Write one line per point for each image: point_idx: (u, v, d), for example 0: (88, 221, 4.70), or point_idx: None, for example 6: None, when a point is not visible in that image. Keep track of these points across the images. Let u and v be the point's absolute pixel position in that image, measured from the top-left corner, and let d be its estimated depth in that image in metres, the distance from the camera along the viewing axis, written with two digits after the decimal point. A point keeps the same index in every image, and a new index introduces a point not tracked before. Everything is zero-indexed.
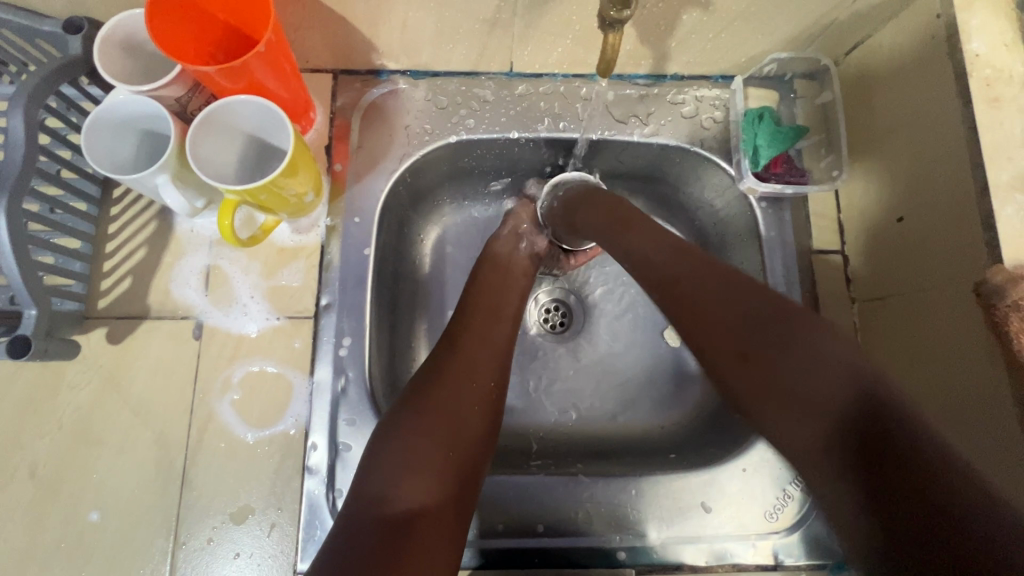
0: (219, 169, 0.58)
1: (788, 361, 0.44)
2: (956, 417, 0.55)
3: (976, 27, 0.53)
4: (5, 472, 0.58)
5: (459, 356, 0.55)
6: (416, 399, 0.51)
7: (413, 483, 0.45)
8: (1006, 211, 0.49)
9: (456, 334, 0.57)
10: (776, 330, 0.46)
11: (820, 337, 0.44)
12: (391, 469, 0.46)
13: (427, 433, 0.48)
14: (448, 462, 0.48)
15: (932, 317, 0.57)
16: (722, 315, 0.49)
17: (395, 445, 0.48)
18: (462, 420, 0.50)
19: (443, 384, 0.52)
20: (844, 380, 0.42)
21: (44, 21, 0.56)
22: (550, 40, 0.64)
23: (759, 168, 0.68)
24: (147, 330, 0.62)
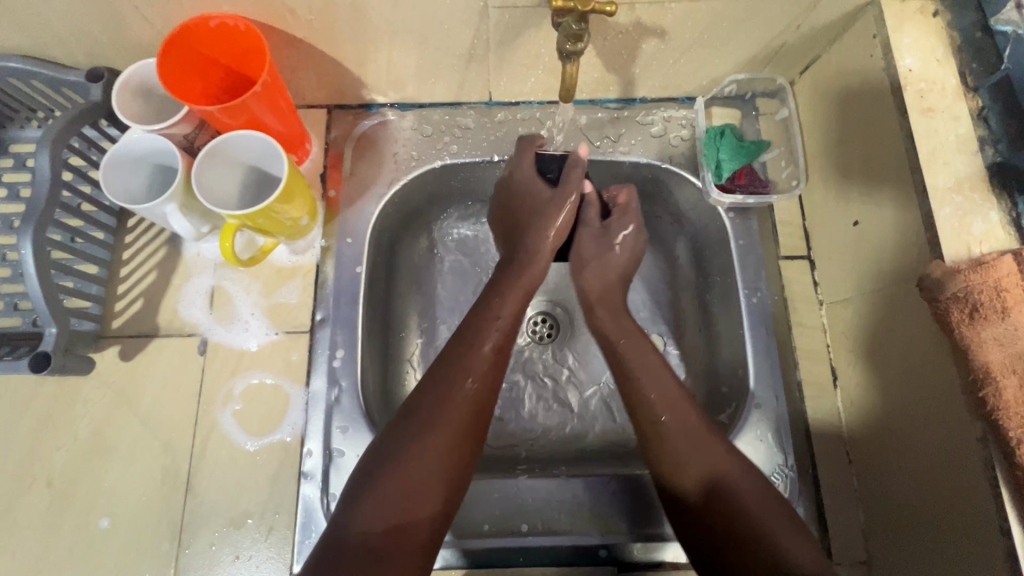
0: (222, 197, 0.64)
1: (756, 531, 0.51)
2: (912, 424, 0.57)
3: (908, 45, 0.57)
4: (24, 482, 0.63)
5: (458, 391, 0.56)
6: (410, 428, 0.53)
7: (395, 514, 0.49)
8: (944, 212, 0.52)
9: (467, 363, 0.58)
10: (707, 448, 0.56)
11: (787, 522, 0.52)
12: (382, 508, 0.49)
13: (421, 464, 0.52)
14: (428, 496, 0.51)
15: (904, 325, 0.58)
16: (684, 462, 0.55)
17: (387, 479, 0.50)
18: (448, 452, 0.53)
19: (434, 414, 0.54)
20: (793, 555, 0.49)
21: (69, 73, 0.62)
22: (523, 72, 0.69)
23: (723, 180, 0.73)
24: (156, 347, 0.67)
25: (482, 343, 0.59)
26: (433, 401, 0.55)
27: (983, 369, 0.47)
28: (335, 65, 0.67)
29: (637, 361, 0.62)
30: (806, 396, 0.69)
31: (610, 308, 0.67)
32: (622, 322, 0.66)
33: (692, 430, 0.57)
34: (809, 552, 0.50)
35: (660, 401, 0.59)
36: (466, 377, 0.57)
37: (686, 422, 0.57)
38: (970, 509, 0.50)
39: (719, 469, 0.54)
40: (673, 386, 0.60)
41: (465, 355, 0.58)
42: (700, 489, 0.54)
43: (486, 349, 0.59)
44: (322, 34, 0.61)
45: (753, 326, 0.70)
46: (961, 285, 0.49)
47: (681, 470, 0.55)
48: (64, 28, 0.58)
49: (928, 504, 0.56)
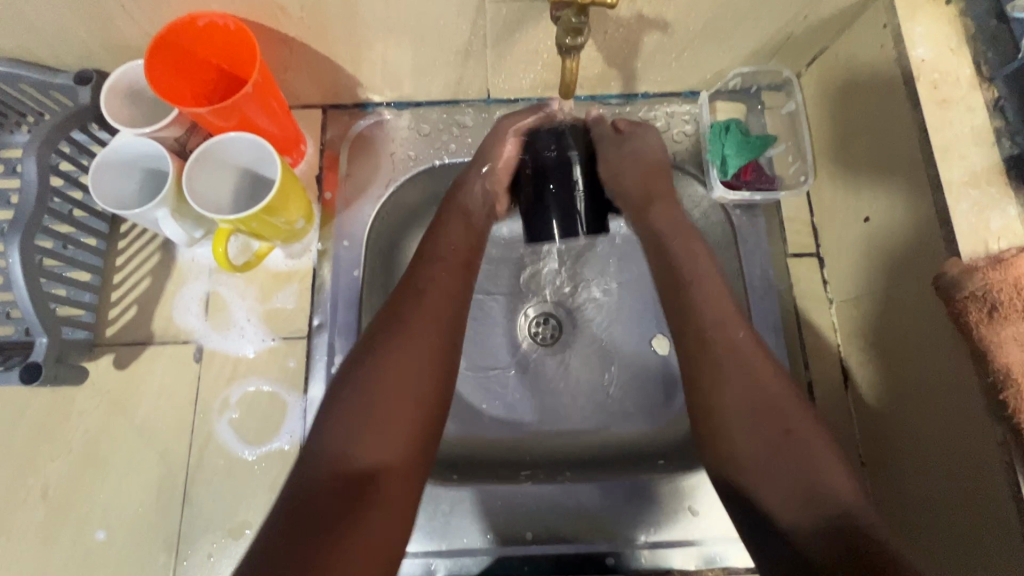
0: (215, 201, 0.63)
1: (791, 463, 0.48)
2: (927, 422, 0.56)
3: (921, 34, 0.55)
4: (18, 494, 0.62)
5: (419, 307, 0.53)
6: (375, 345, 0.50)
7: (375, 444, 0.46)
8: (960, 207, 0.50)
9: (421, 283, 0.55)
10: (752, 378, 0.52)
11: (834, 457, 0.48)
12: (352, 435, 0.46)
13: (394, 386, 0.48)
14: (406, 420, 0.47)
15: (918, 321, 0.56)
16: (732, 407, 0.51)
17: (357, 398, 0.47)
18: (419, 365, 0.50)
19: (402, 328, 0.51)
20: (834, 492, 0.46)
21: (58, 75, 0.61)
22: (520, 69, 0.67)
23: (728, 176, 0.70)
24: (151, 355, 0.66)
25: (440, 262, 0.57)
26: (391, 320, 0.52)
27: (1003, 371, 0.45)
28: (329, 64, 0.65)
29: (708, 293, 0.56)
30: (817, 398, 0.68)
31: (664, 202, 0.63)
32: (684, 235, 0.61)
33: (740, 350, 0.53)
34: (848, 487, 0.47)
35: (751, 406, 0.51)
36: (416, 295, 0.54)
37: (732, 344, 0.53)
38: (990, 515, 0.49)
39: (763, 395, 0.51)
40: (757, 355, 0.53)
41: (435, 277, 0.56)
42: (753, 463, 0.49)
43: (442, 259, 0.57)
44: (314, 32, 0.59)
45: (761, 326, 0.68)
46: (979, 283, 0.46)
47: (718, 400, 0.52)
48: (50, 30, 0.56)
49: (945, 510, 0.55)
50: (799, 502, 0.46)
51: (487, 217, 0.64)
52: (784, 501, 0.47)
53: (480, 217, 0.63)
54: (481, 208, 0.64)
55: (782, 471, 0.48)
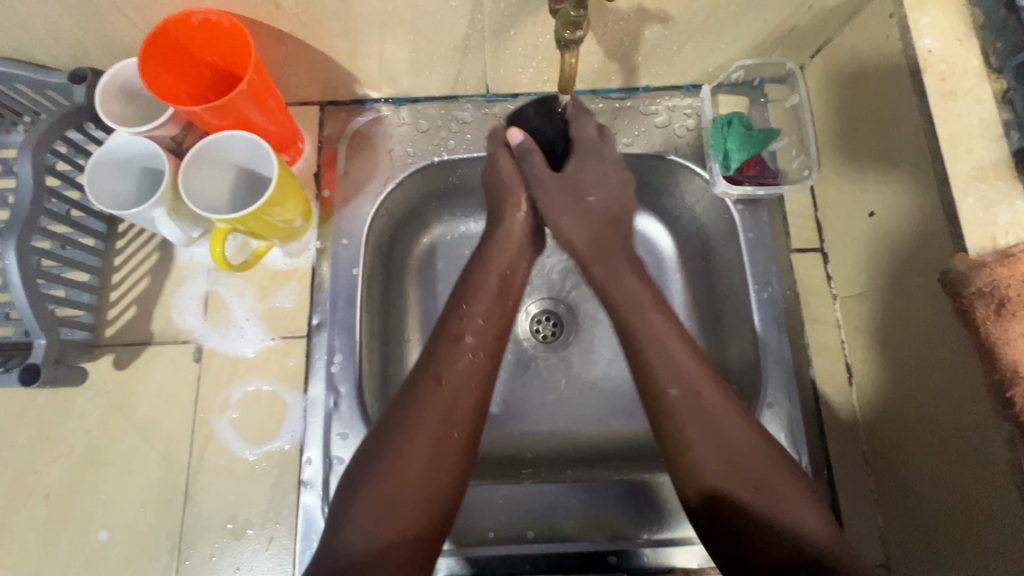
0: (212, 200, 0.62)
1: (770, 512, 0.48)
2: (933, 438, 0.55)
3: (928, 24, 0.53)
4: (21, 495, 0.62)
5: (439, 393, 0.52)
6: (393, 436, 0.50)
7: (382, 527, 0.47)
8: (968, 201, 0.49)
9: (441, 367, 0.53)
10: (716, 425, 0.51)
11: (803, 495, 0.49)
12: (365, 523, 0.46)
13: (403, 476, 0.48)
14: (418, 506, 0.48)
15: (931, 336, 0.55)
16: (702, 462, 0.50)
17: (372, 489, 0.48)
18: (430, 457, 0.49)
19: (420, 415, 0.51)
20: (808, 534, 0.47)
21: (51, 75, 0.60)
22: (519, 63, 0.66)
23: (730, 171, 0.70)
24: (151, 355, 0.66)
25: (467, 331, 0.56)
26: (410, 407, 0.51)
27: (1010, 369, 0.45)
28: (324, 60, 0.64)
29: (660, 358, 0.54)
30: (820, 394, 0.67)
31: (606, 262, 0.60)
32: (637, 299, 0.58)
33: (702, 402, 0.52)
34: (820, 524, 0.48)
35: (721, 450, 0.50)
36: (435, 383, 0.52)
37: (694, 398, 0.52)
38: (994, 515, 0.48)
39: (728, 440, 0.51)
40: (726, 410, 0.52)
41: (458, 362, 0.54)
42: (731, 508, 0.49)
43: (467, 340, 0.56)
44: (310, 27, 0.58)
45: (764, 322, 0.67)
46: (986, 279, 0.46)
47: (689, 456, 0.51)
48: (42, 28, 0.56)
49: (942, 528, 0.55)
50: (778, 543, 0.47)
51: (519, 268, 0.62)
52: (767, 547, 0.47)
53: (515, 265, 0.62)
54: (510, 264, 0.61)
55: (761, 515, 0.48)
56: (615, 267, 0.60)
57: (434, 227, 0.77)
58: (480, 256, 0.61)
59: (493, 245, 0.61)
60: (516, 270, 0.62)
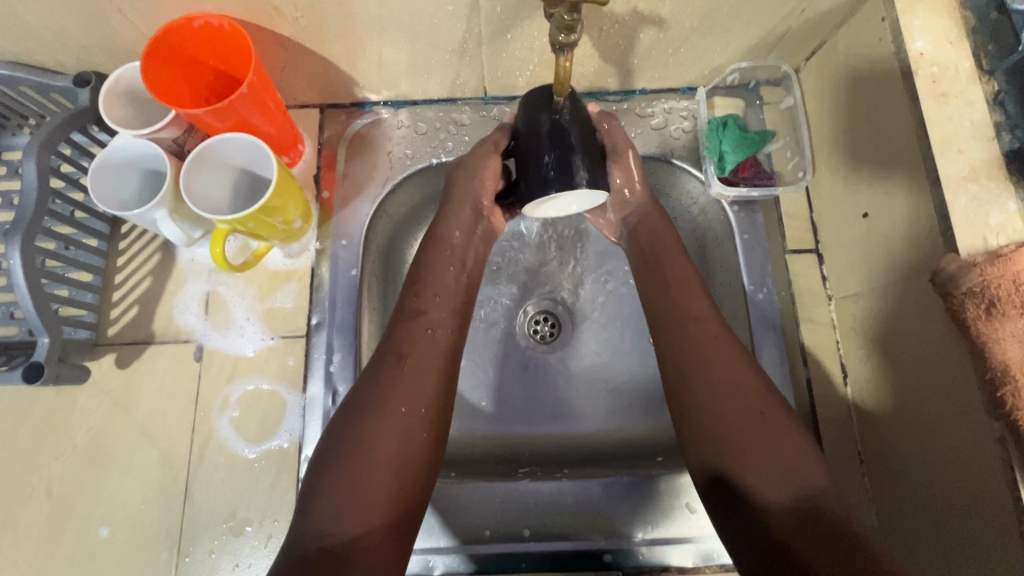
0: (213, 202, 0.63)
1: (763, 447, 0.50)
2: (925, 424, 0.56)
3: (920, 27, 0.54)
4: (23, 492, 0.63)
5: (405, 369, 0.53)
6: (362, 414, 0.50)
7: (350, 505, 0.46)
8: (959, 202, 0.50)
9: (405, 345, 0.55)
10: (726, 362, 0.54)
11: (800, 439, 0.50)
12: (330, 504, 0.46)
13: (380, 451, 0.49)
14: (388, 484, 0.48)
15: (910, 321, 0.57)
16: (705, 396, 0.53)
17: (346, 470, 0.47)
18: (402, 428, 0.50)
19: (384, 391, 0.52)
20: (799, 474, 0.48)
21: (57, 79, 0.61)
22: (516, 66, 0.67)
23: (725, 173, 0.70)
24: (152, 354, 0.67)
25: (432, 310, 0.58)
26: (375, 385, 0.52)
27: (1000, 368, 0.45)
28: (324, 63, 0.65)
29: (670, 314, 0.58)
30: (816, 394, 0.68)
31: (656, 286, 0.61)
32: (670, 256, 0.62)
33: (715, 341, 0.55)
34: (813, 469, 0.49)
35: (720, 391, 0.53)
36: (397, 358, 0.54)
37: (705, 331, 0.56)
38: (989, 512, 0.48)
39: (723, 385, 0.53)
40: (735, 353, 0.55)
41: (417, 338, 0.55)
42: (726, 446, 0.51)
43: (426, 316, 0.57)
44: (310, 32, 0.59)
45: (759, 323, 0.68)
46: (977, 279, 0.46)
47: (696, 393, 0.54)
48: (47, 33, 0.57)
49: (942, 515, 0.54)
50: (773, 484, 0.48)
51: (475, 251, 0.64)
52: (762, 488, 0.48)
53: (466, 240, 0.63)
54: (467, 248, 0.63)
55: (756, 454, 0.50)
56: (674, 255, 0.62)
57: (430, 217, 0.77)
58: (433, 233, 0.63)
59: (446, 227, 0.63)
60: (475, 261, 0.63)
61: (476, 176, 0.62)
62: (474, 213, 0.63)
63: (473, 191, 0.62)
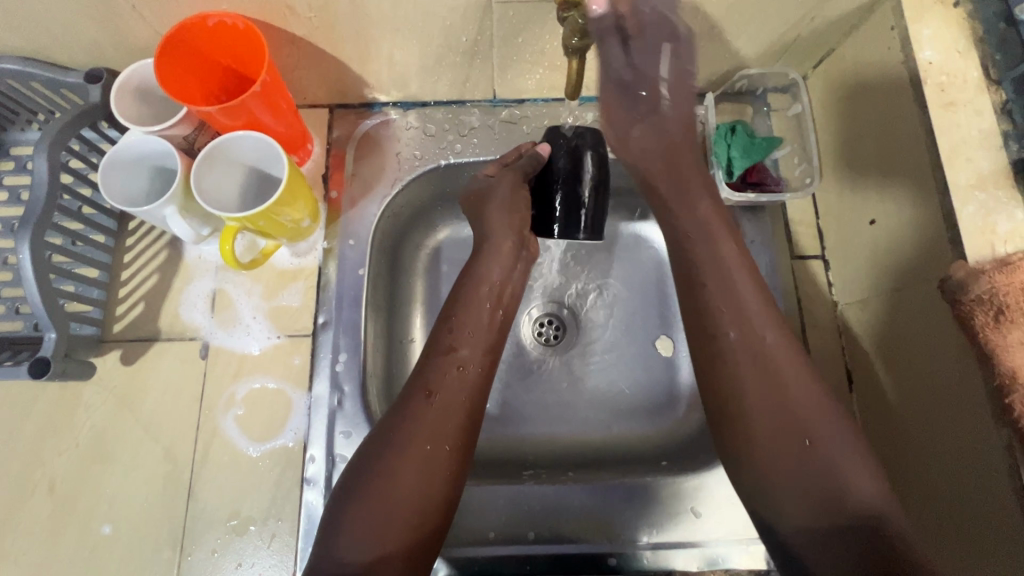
0: (222, 199, 0.63)
1: (817, 465, 0.48)
2: (931, 453, 0.56)
3: (928, 36, 0.55)
4: (26, 488, 0.62)
5: (432, 406, 0.53)
6: (387, 446, 0.50)
7: (376, 534, 0.46)
8: (967, 210, 0.50)
9: (432, 380, 0.54)
10: (777, 376, 0.51)
11: (858, 453, 0.48)
12: (359, 533, 0.46)
13: (403, 481, 0.49)
14: (411, 517, 0.48)
15: (921, 353, 0.57)
16: (742, 376, 0.52)
17: (368, 499, 0.48)
18: (425, 461, 0.50)
19: (408, 427, 0.51)
20: (826, 454, 0.48)
21: (69, 74, 0.61)
22: (526, 69, 0.67)
23: (733, 179, 0.71)
24: (158, 350, 0.67)
25: (463, 347, 0.57)
26: (401, 419, 0.52)
27: (1009, 375, 0.45)
28: (335, 63, 0.65)
29: (720, 289, 0.55)
30: None
31: (677, 178, 0.61)
32: (722, 271, 0.56)
33: (764, 351, 0.52)
34: (874, 486, 0.47)
35: (756, 368, 0.52)
36: (426, 394, 0.53)
37: (752, 344, 0.53)
38: (994, 518, 0.49)
39: (764, 360, 0.52)
40: (786, 356, 0.52)
41: (446, 374, 0.55)
42: (750, 423, 0.51)
43: (459, 352, 0.57)
44: (322, 31, 0.60)
45: None
46: (985, 287, 0.46)
47: (740, 402, 0.51)
48: (60, 28, 0.57)
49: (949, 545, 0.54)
50: (818, 506, 0.47)
51: (514, 283, 0.64)
52: (782, 471, 0.49)
53: (504, 274, 0.62)
54: (505, 279, 0.63)
55: (805, 470, 0.48)
56: (715, 250, 0.57)
57: (438, 231, 0.78)
58: (470, 270, 0.63)
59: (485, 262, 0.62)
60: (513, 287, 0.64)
61: (511, 211, 0.63)
62: (516, 245, 0.63)
63: (515, 225, 0.63)
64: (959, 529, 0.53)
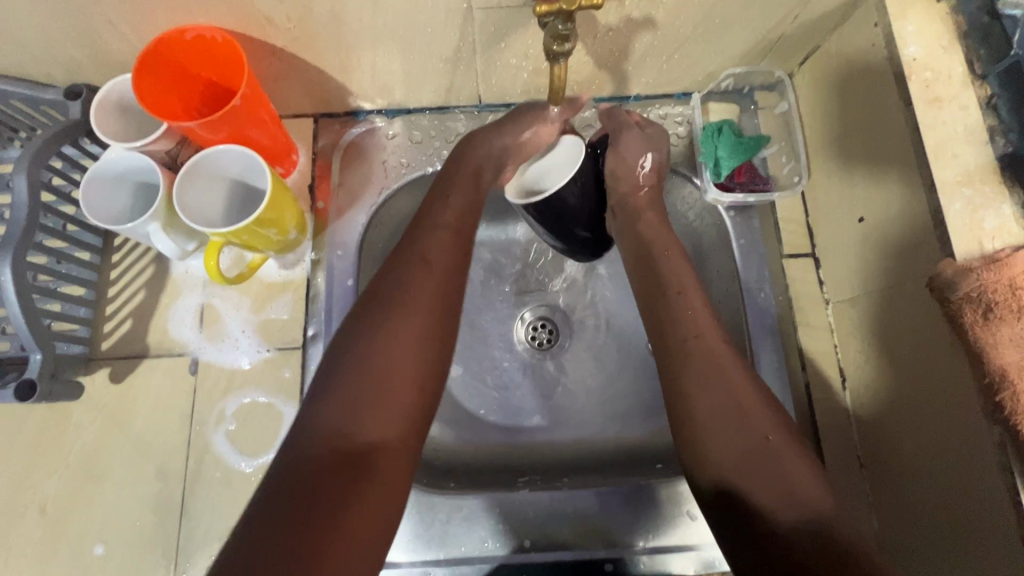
0: (206, 213, 0.62)
1: (769, 471, 0.49)
2: (919, 442, 0.56)
3: (912, 33, 0.54)
4: (16, 510, 0.62)
5: (427, 275, 0.52)
6: (369, 316, 0.50)
7: (378, 350, 0.48)
8: (954, 207, 0.50)
9: (418, 260, 0.53)
10: (725, 381, 0.52)
11: (804, 461, 0.49)
12: (359, 361, 0.47)
13: (388, 355, 0.48)
14: (407, 407, 0.47)
15: (924, 344, 0.54)
16: (705, 409, 0.52)
17: (353, 365, 0.47)
18: (431, 313, 0.51)
19: (419, 265, 0.52)
20: (806, 491, 0.48)
21: (47, 92, 0.61)
22: (510, 74, 0.66)
23: (721, 178, 0.70)
24: (147, 367, 0.66)
25: (442, 212, 0.57)
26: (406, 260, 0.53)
27: (998, 372, 0.45)
28: (318, 73, 0.65)
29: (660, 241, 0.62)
30: (814, 399, 0.68)
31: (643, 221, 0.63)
32: (674, 262, 0.61)
33: (715, 359, 0.54)
34: (822, 494, 0.48)
35: (725, 402, 0.52)
36: (431, 247, 0.54)
37: (710, 348, 0.54)
38: (981, 498, 0.49)
39: (726, 385, 0.52)
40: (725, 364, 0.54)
41: (414, 261, 0.53)
42: (718, 452, 0.50)
43: (444, 226, 0.56)
44: (302, 42, 0.59)
45: (756, 327, 0.68)
46: (974, 284, 0.46)
47: (699, 425, 0.51)
48: (36, 45, 0.56)
49: (945, 539, 0.54)
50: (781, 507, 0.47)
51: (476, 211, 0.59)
52: (760, 498, 0.48)
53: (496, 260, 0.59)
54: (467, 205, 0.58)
55: (767, 476, 0.48)
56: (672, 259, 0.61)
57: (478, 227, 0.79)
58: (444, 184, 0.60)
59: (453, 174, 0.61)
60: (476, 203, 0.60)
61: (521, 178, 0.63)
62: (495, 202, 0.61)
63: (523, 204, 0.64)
64: (952, 509, 0.53)
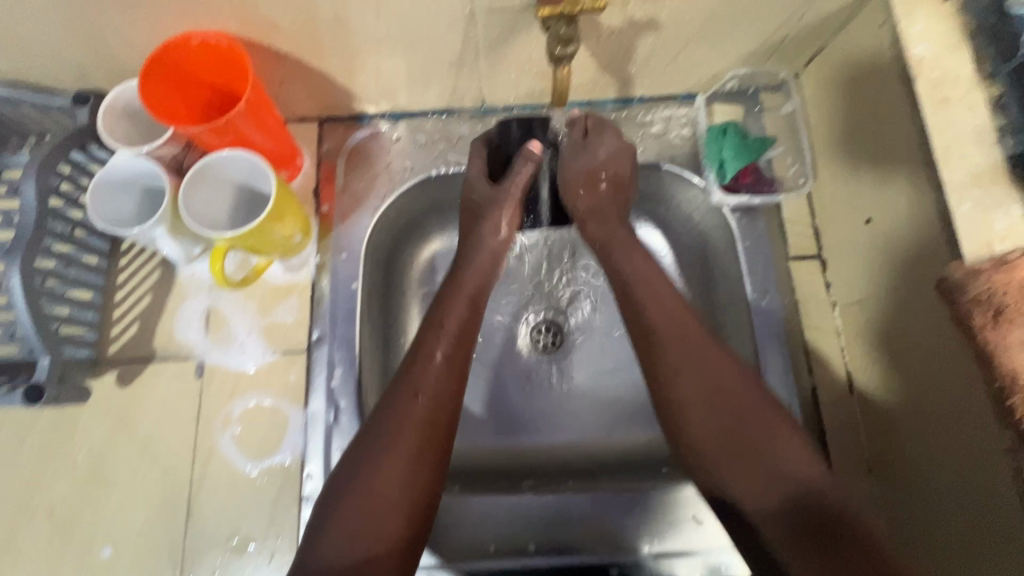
0: (211, 217, 0.63)
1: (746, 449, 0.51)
2: (932, 459, 0.55)
3: (919, 32, 0.54)
4: (25, 513, 0.62)
5: (416, 402, 0.52)
6: (372, 439, 0.51)
7: (365, 535, 0.46)
8: (963, 208, 0.49)
9: (417, 379, 0.53)
10: (696, 365, 0.55)
11: (780, 430, 0.52)
12: (348, 537, 0.46)
13: (386, 482, 0.48)
14: (401, 504, 0.48)
15: (935, 364, 0.54)
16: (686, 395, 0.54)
17: (357, 498, 0.48)
18: (412, 461, 0.50)
19: (391, 440, 0.50)
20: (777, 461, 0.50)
21: (55, 98, 0.61)
22: (514, 76, 0.66)
23: (727, 180, 0.70)
24: (153, 371, 0.66)
25: (434, 346, 0.56)
26: (385, 425, 0.51)
27: (1010, 378, 0.44)
28: (322, 77, 0.65)
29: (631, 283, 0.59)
30: (821, 402, 0.67)
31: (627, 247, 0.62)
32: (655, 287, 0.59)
33: (698, 394, 0.53)
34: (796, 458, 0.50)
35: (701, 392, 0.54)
36: (413, 397, 0.52)
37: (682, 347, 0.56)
38: (992, 518, 0.48)
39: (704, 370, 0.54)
40: (703, 355, 0.55)
41: (430, 372, 0.54)
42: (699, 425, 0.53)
43: (438, 356, 0.55)
44: (306, 45, 0.59)
45: (762, 330, 0.67)
46: (983, 287, 0.46)
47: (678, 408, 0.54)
48: (45, 51, 0.57)
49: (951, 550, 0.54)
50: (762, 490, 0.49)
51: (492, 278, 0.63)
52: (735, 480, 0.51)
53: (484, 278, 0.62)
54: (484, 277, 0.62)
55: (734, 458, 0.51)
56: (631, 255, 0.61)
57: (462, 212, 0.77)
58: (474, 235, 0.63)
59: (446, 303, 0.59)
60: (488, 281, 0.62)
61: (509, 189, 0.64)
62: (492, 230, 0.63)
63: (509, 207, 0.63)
64: (957, 524, 0.53)
